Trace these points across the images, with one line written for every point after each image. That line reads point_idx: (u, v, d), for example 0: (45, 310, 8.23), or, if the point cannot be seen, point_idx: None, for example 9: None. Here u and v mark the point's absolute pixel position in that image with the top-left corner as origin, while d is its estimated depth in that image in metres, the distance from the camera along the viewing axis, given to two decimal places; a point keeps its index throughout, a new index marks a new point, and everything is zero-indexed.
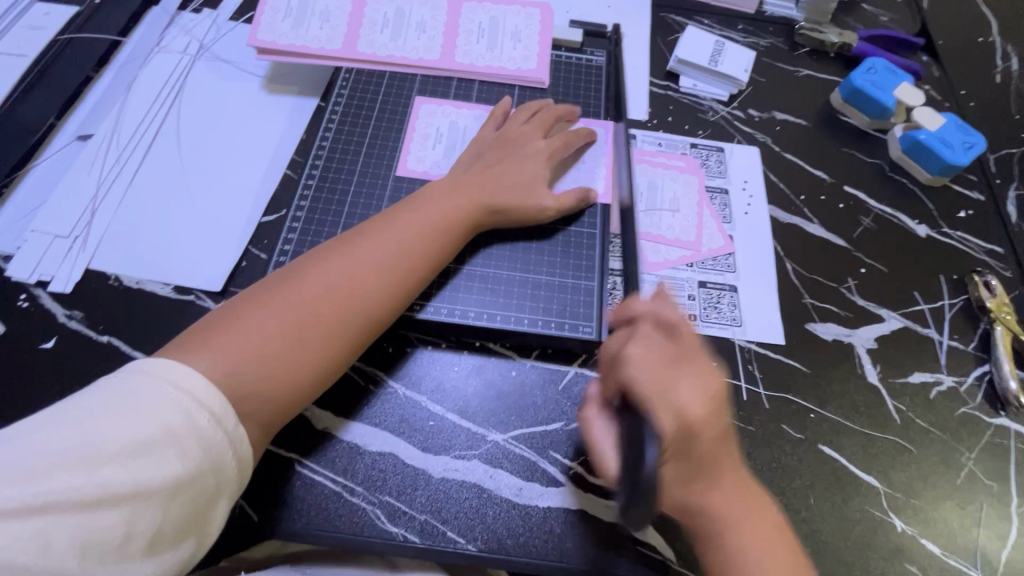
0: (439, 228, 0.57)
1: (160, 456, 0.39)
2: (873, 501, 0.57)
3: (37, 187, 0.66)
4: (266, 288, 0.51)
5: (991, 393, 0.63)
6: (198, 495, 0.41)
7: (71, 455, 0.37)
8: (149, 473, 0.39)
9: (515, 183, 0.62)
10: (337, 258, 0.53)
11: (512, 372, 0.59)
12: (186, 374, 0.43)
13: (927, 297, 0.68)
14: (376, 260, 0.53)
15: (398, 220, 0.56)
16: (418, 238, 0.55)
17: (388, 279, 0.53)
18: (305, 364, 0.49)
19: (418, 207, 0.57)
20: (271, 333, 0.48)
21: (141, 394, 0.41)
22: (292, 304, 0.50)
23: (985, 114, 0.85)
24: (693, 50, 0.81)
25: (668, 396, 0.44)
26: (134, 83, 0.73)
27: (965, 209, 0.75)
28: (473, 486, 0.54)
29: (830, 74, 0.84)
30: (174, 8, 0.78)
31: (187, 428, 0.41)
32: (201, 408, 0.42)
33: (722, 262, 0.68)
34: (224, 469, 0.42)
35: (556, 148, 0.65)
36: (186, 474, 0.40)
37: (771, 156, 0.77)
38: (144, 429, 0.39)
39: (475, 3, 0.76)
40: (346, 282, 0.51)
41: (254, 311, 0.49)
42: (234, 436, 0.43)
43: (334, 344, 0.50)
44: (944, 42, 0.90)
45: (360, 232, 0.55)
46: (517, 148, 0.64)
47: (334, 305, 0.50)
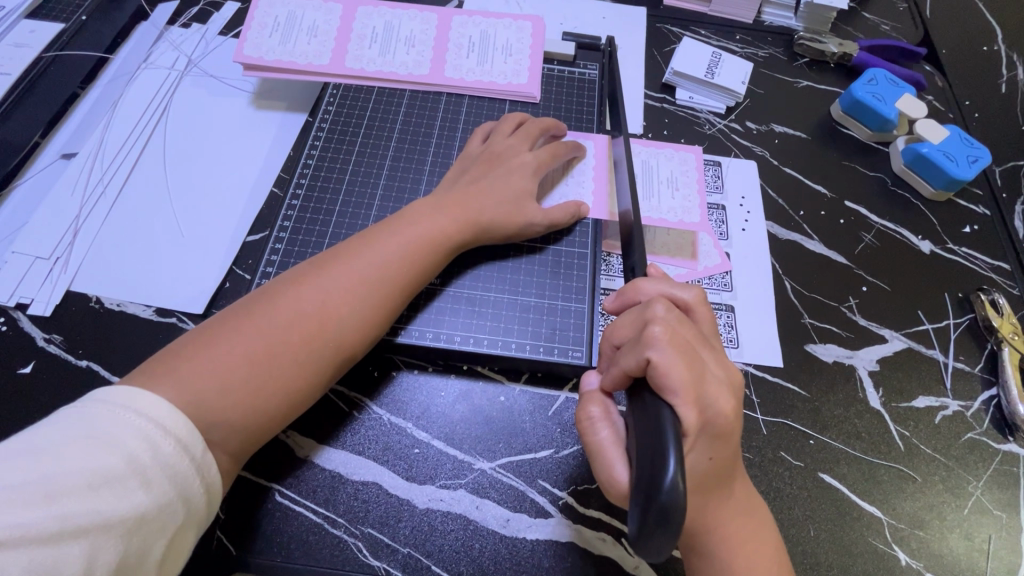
0: (416, 248, 0.55)
1: (126, 485, 0.37)
2: (875, 532, 0.54)
3: (20, 206, 0.65)
4: (239, 312, 0.49)
5: (999, 417, 0.61)
6: (162, 526, 0.39)
7: (26, 488, 0.35)
8: (111, 503, 0.37)
9: (502, 196, 0.60)
10: (313, 280, 0.51)
11: (500, 397, 0.58)
12: (152, 401, 0.41)
13: (932, 316, 0.66)
14: (354, 285, 0.52)
15: (380, 241, 0.54)
16: (400, 261, 0.54)
17: (367, 305, 0.52)
18: (275, 393, 0.47)
19: (402, 226, 0.56)
20: (239, 361, 0.46)
21: (105, 424, 0.39)
22: (261, 332, 0.48)
23: (990, 125, 0.83)
24: (689, 62, 0.79)
25: (696, 391, 0.40)
26: (121, 100, 0.72)
27: (971, 224, 0.73)
28: (458, 517, 0.52)
29: (830, 85, 0.83)
30: (163, 23, 0.78)
31: (154, 456, 0.39)
32: (168, 434, 0.41)
33: (719, 280, 0.66)
34: (191, 499, 0.41)
35: (543, 160, 0.63)
36: (152, 505, 0.38)
37: (769, 170, 0.75)
38: (109, 458, 0.37)
39: (465, 17, 0.75)
40: (321, 309, 0.50)
41: (224, 337, 0.47)
42: (201, 466, 0.42)
43: (310, 369, 0.49)
44: (947, 52, 0.88)
45: (338, 253, 0.54)
46: (502, 163, 0.62)
47: (308, 331, 0.49)
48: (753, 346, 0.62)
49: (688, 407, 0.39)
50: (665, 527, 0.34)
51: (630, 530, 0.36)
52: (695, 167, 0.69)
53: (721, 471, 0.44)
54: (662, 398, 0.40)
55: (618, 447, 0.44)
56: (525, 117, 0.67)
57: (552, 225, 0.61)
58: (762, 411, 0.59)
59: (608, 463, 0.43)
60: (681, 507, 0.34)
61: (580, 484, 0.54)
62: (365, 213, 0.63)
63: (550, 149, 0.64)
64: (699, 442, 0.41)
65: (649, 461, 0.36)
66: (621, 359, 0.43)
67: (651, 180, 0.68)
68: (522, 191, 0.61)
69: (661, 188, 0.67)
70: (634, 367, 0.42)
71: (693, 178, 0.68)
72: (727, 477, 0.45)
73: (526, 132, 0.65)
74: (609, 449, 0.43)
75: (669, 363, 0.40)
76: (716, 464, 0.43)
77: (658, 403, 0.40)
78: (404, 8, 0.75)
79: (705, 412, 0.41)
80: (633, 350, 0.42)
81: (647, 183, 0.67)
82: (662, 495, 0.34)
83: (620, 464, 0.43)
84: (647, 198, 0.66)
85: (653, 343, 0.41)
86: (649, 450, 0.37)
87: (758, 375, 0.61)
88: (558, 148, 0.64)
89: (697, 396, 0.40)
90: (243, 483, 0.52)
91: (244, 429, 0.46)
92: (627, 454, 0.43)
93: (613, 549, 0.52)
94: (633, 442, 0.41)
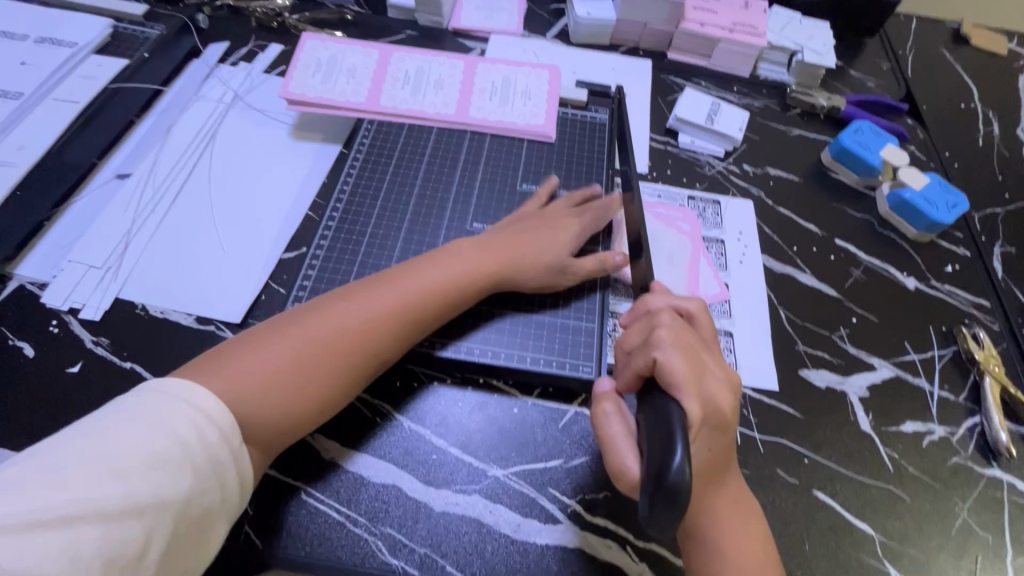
0: (449, 284, 0.59)
1: (179, 468, 0.42)
2: (868, 549, 0.57)
3: (77, 218, 0.70)
4: (285, 323, 0.54)
5: (982, 444, 0.64)
6: (206, 506, 0.43)
7: (94, 466, 0.39)
8: (164, 485, 0.41)
9: (540, 251, 0.64)
10: (352, 300, 0.56)
11: (514, 409, 0.62)
12: (199, 393, 0.46)
13: (917, 347, 0.71)
14: (391, 308, 0.56)
15: (415, 275, 0.59)
16: (436, 290, 0.59)
17: (405, 329, 0.57)
18: (311, 400, 0.51)
19: (445, 261, 0.61)
20: (280, 369, 0.50)
21: (157, 412, 0.43)
22: (305, 342, 0.52)
23: (969, 174, 0.89)
24: (692, 110, 0.86)
25: (701, 388, 0.45)
26: (173, 128, 0.79)
27: (952, 264, 0.78)
28: (472, 521, 0.55)
29: (820, 134, 0.90)
30: (214, 61, 0.86)
31: (199, 443, 0.43)
32: (208, 424, 0.45)
33: (718, 308, 0.71)
34: (227, 487, 0.45)
35: (585, 219, 0.69)
36: (196, 491, 0.42)
37: (765, 209, 0.81)
38: (163, 443, 0.42)
39: (489, 64, 0.83)
40: (360, 330, 0.54)
41: (270, 344, 0.52)
42: (237, 455, 0.46)
43: (343, 382, 0.53)
44: (928, 107, 0.97)
45: (380, 279, 0.59)
46: (549, 221, 0.68)
47: (345, 348, 0.53)
48: (751, 370, 0.66)
49: (693, 401, 0.44)
50: (673, 508, 0.38)
51: (641, 512, 0.39)
52: (689, 238, 0.75)
53: (717, 463, 0.47)
54: (670, 394, 0.44)
55: (628, 440, 0.47)
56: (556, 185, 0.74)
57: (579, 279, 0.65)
58: (759, 429, 0.62)
59: (620, 455, 0.46)
60: (686, 489, 0.37)
61: (587, 493, 0.57)
62: (394, 236, 0.69)
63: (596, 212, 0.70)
64: (702, 433, 0.45)
65: (658, 451, 0.40)
66: (632, 363, 0.48)
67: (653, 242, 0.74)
68: (563, 245, 0.66)
69: (657, 252, 0.73)
70: (643, 367, 0.47)
71: (677, 238, 0.75)
72: (723, 469, 0.48)
73: (569, 201, 0.71)
74: (621, 443, 0.47)
75: (675, 362, 0.45)
76: (715, 457, 0.46)
77: (665, 398, 0.44)
78: (435, 55, 0.83)
79: (706, 406, 0.45)
80: (641, 353, 0.47)
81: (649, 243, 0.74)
82: (669, 480, 0.37)
83: (631, 456, 0.46)
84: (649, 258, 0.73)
85: (659, 344, 0.46)
86: (659, 437, 0.41)
87: (755, 397, 0.65)
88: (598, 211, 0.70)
89: (700, 391, 0.45)
90: (271, 481, 0.55)
91: (279, 431, 0.50)
92: (638, 447, 0.46)
93: (618, 555, 0.54)
94: (643, 436, 0.45)
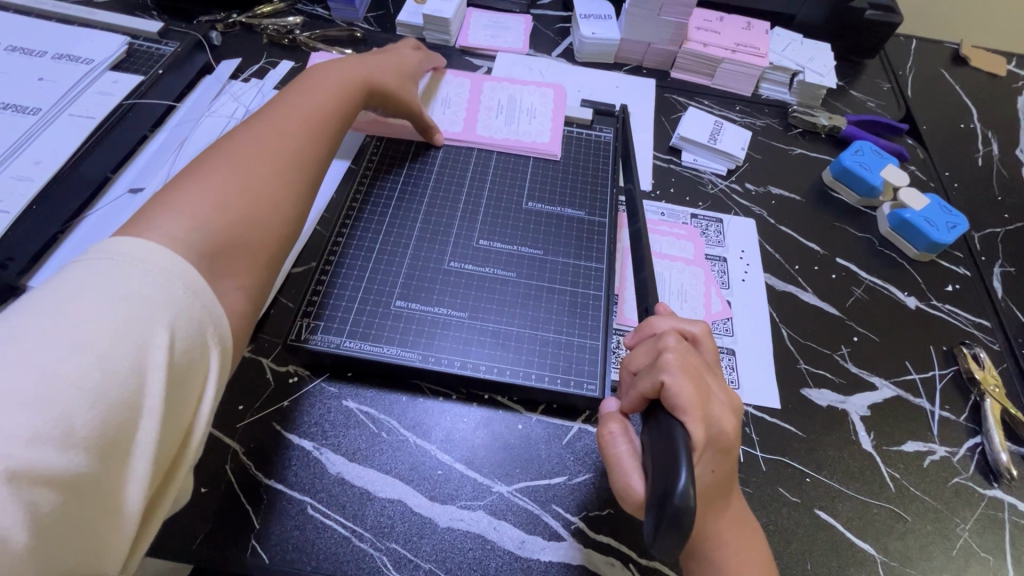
0: (347, 81, 0.66)
1: (152, 331, 0.36)
2: (869, 569, 0.58)
3: (89, 232, 0.71)
4: (184, 175, 0.50)
5: (983, 464, 0.65)
6: (190, 371, 0.39)
7: (52, 338, 0.34)
8: (141, 347, 0.36)
9: (397, 69, 0.75)
10: (240, 143, 0.54)
11: (519, 425, 0.62)
12: (142, 248, 0.40)
13: (918, 367, 0.71)
14: (290, 129, 0.58)
15: (305, 91, 0.63)
16: (332, 98, 0.64)
17: (315, 109, 0.61)
18: (263, 225, 0.51)
19: (310, 87, 0.64)
20: (212, 204, 0.47)
21: (118, 278, 0.38)
22: (237, 168, 0.51)
23: (969, 194, 0.91)
24: (694, 129, 0.88)
25: (706, 411, 0.46)
26: (185, 143, 0.80)
27: (952, 283, 0.79)
28: (477, 537, 0.55)
29: (821, 153, 0.91)
30: (226, 78, 0.88)
31: (170, 302, 0.38)
32: (177, 280, 0.40)
33: (721, 325, 0.72)
34: (209, 340, 0.40)
35: (416, 57, 0.80)
36: (177, 343, 0.38)
37: (766, 228, 0.82)
38: (130, 307, 0.36)
39: (496, 85, 0.85)
40: (276, 134, 0.56)
41: (183, 191, 0.48)
42: (210, 309, 0.41)
43: (291, 171, 0.55)
44: (928, 128, 0.98)
45: (254, 123, 0.58)
46: (383, 53, 0.76)
47: (272, 159, 0.54)
48: (753, 388, 0.67)
49: (698, 424, 0.45)
50: (677, 530, 0.38)
51: (645, 534, 0.40)
52: (693, 255, 0.77)
53: (721, 486, 0.48)
54: (675, 416, 0.45)
55: (634, 461, 0.48)
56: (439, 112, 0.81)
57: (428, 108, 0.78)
58: (761, 447, 0.63)
59: (625, 476, 0.47)
60: (690, 513, 0.38)
61: (591, 511, 0.58)
62: (402, 251, 0.70)
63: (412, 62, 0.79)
64: (706, 455, 0.46)
65: (663, 473, 0.41)
66: (638, 384, 0.48)
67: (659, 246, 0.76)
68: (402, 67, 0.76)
69: (663, 264, 0.75)
70: (649, 389, 0.47)
71: (680, 254, 0.76)
72: (725, 492, 0.49)
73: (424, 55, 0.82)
74: (627, 463, 0.48)
75: (682, 385, 0.46)
76: (718, 479, 0.47)
77: (670, 420, 0.45)
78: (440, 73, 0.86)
79: (710, 429, 0.46)
80: (648, 375, 0.48)
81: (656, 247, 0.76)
82: (674, 504, 0.38)
83: (636, 476, 0.47)
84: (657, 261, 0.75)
85: (666, 367, 0.47)
86: (664, 459, 0.42)
87: (757, 415, 0.65)
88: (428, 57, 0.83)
89: (705, 414, 0.46)
90: (277, 495, 0.56)
91: (250, 250, 0.49)
92: (643, 468, 0.47)
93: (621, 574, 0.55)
94: (648, 456, 0.45)
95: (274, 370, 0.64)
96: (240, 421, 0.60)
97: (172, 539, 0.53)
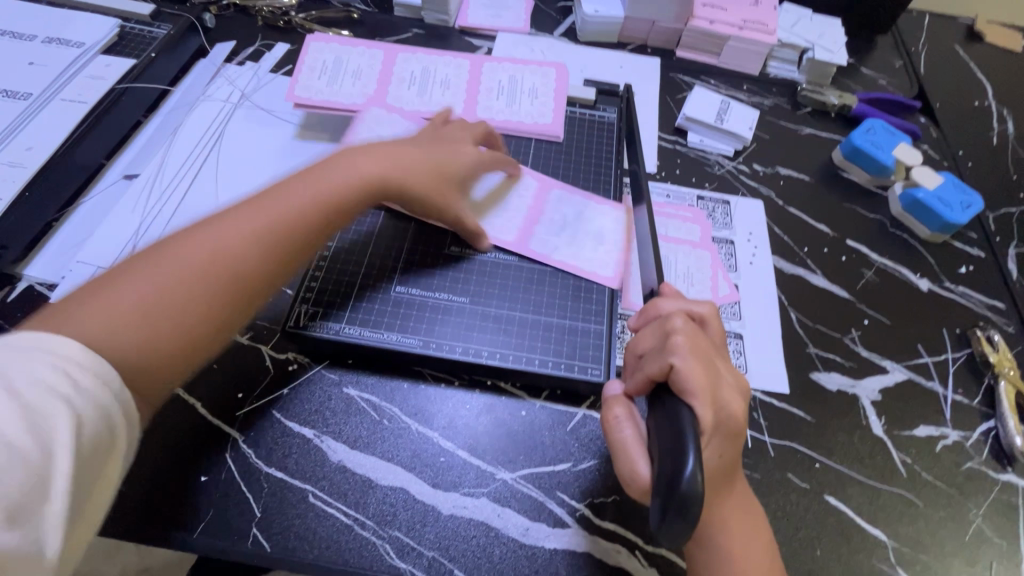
0: (319, 212, 0.55)
1: (54, 409, 0.36)
2: (880, 555, 0.57)
3: (84, 219, 0.70)
4: (139, 258, 0.49)
5: (997, 448, 0.63)
6: (98, 449, 0.38)
7: None
8: (41, 426, 0.36)
9: (423, 167, 0.62)
10: (215, 225, 0.51)
11: (522, 412, 0.61)
12: (47, 338, 0.39)
13: (930, 350, 0.70)
14: (267, 216, 0.52)
15: (286, 198, 0.54)
16: (306, 206, 0.54)
17: (268, 259, 0.51)
18: (177, 325, 0.46)
19: (291, 191, 0.54)
20: (133, 302, 0.45)
21: (10, 361, 0.37)
22: (170, 264, 0.47)
23: (984, 174, 0.88)
24: (700, 109, 0.85)
25: (714, 394, 0.45)
26: (180, 128, 0.79)
27: (966, 265, 0.77)
28: (481, 524, 0.55)
29: (831, 133, 0.89)
30: (220, 61, 0.86)
31: (69, 378, 0.38)
32: (74, 360, 0.39)
33: (728, 310, 0.70)
34: (121, 421, 0.40)
35: (484, 157, 0.68)
36: (86, 429, 0.37)
37: (775, 209, 0.80)
38: (28, 387, 0.36)
39: (495, 64, 0.83)
40: (235, 233, 0.50)
41: (111, 287, 0.46)
42: (121, 392, 0.40)
43: (217, 287, 0.48)
44: (941, 106, 0.95)
45: (249, 202, 0.53)
46: (446, 141, 0.66)
47: (215, 260, 0.49)
48: (761, 372, 0.66)
49: (705, 408, 0.43)
50: (685, 517, 0.37)
51: (652, 520, 0.39)
52: (702, 236, 0.75)
53: (728, 471, 0.47)
54: (683, 399, 0.44)
55: (639, 446, 0.47)
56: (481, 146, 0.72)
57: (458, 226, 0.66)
58: (769, 433, 0.62)
59: (630, 461, 0.46)
60: (698, 496, 0.37)
61: (596, 498, 0.57)
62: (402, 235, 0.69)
63: (490, 155, 0.69)
64: (714, 440, 0.45)
65: (670, 456, 0.40)
66: (644, 367, 0.47)
67: (667, 225, 0.75)
68: (440, 173, 0.63)
69: (670, 241, 0.73)
70: (656, 371, 0.46)
71: (686, 237, 0.74)
72: (731, 478, 0.48)
73: (463, 129, 0.69)
74: (632, 448, 0.47)
75: (691, 368, 0.44)
76: (726, 463, 0.46)
77: (677, 403, 0.44)
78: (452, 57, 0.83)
79: (719, 413, 0.45)
80: (656, 357, 0.46)
81: (664, 226, 0.75)
82: (682, 489, 0.37)
83: (641, 461, 0.46)
84: (665, 240, 0.73)
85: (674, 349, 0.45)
86: (670, 443, 0.41)
87: (765, 400, 0.64)
88: (498, 158, 0.70)
89: (712, 398, 0.44)
90: (277, 482, 0.55)
91: (154, 365, 0.45)
92: (648, 452, 0.46)
93: (627, 561, 0.54)
94: (654, 440, 0.44)
95: (274, 357, 0.63)
96: (240, 409, 0.59)
97: (173, 528, 0.53)
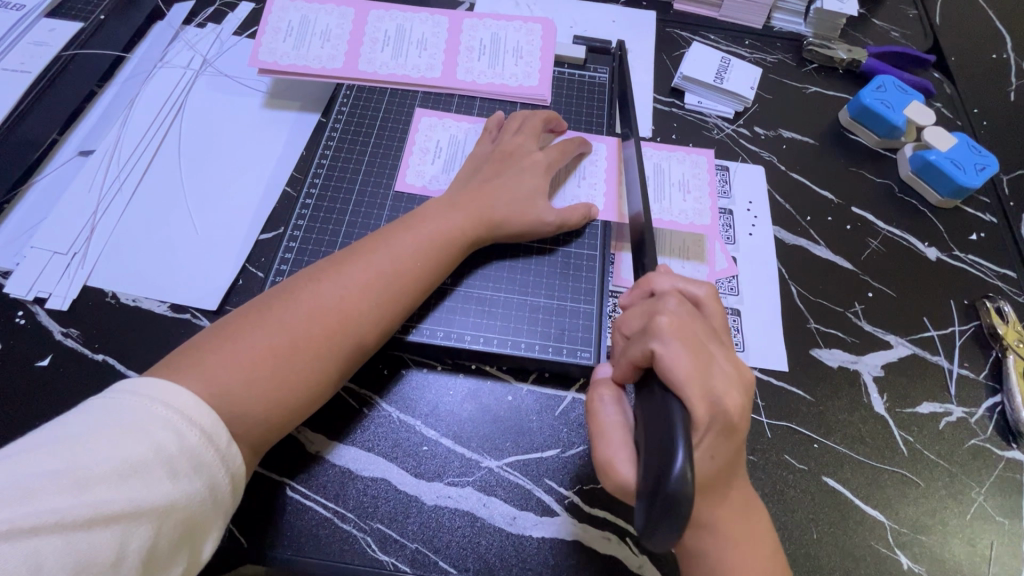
0: (427, 265, 0.55)
1: (154, 473, 0.37)
2: (878, 536, 0.55)
3: (39, 201, 0.66)
4: (250, 311, 0.49)
5: (1003, 424, 0.61)
6: (189, 515, 0.39)
7: (56, 474, 0.35)
8: (138, 489, 0.37)
9: (518, 195, 0.60)
10: (331, 277, 0.51)
11: (508, 397, 0.59)
12: (175, 391, 0.41)
13: (936, 323, 0.67)
14: (385, 270, 0.53)
15: (393, 251, 0.54)
16: (411, 262, 0.54)
17: (379, 317, 0.52)
18: (300, 380, 0.47)
19: (398, 244, 0.54)
20: (263, 352, 0.46)
21: (131, 415, 0.39)
22: (288, 323, 0.48)
23: (999, 133, 0.83)
24: (699, 67, 0.79)
25: (708, 383, 0.41)
26: (136, 100, 0.73)
27: (977, 232, 0.73)
28: (466, 514, 0.53)
29: (838, 91, 0.83)
30: (179, 23, 0.79)
31: (178, 443, 0.39)
32: (192, 423, 0.40)
33: (725, 285, 0.66)
34: (218, 489, 0.41)
35: (554, 159, 0.64)
36: (180, 494, 0.38)
37: (777, 175, 0.75)
38: (137, 448, 0.37)
39: (475, 19, 0.76)
40: (350, 293, 0.51)
41: (229, 343, 0.46)
42: (225, 454, 0.41)
43: (335, 350, 0.49)
44: (956, 60, 0.89)
45: (359, 251, 0.54)
46: (516, 160, 0.63)
47: (328, 320, 0.49)
48: (759, 350, 0.63)
49: (697, 400, 0.40)
50: (672, 517, 0.35)
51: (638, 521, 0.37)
52: (708, 193, 0.68)
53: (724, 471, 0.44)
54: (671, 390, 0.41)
55: (623, 435, 0.45)
56: (503, 116, 0.69)
57: (562, 225, 0.61)
58: (766, 414, 0.59)
59: (611, 450, 0.44)
60: (687, 499, 0.35)
61: (585, 484, 0.55)
62: (377, 213, 0.64)
63: (559, 147, 0.65)
64: (707, 438, 0.41)
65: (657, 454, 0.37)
66: (630, 351, 0.44)
67: (663, 185, 0.68)
68: (535, 189, 0.61)
69: (672, 191, 0.68)
70: (641, 357, 0.43)
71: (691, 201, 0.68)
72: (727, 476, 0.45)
73: (532, 128, 0.66)
74: (614, 438, 0.44)
75: (677, 354, 0.41)
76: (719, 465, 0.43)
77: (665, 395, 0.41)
78: (440, 17, 0.76)
79: (713, 408, 0.41)
80: (640, 341, 0.44)
81: (658, 188, 0.68)
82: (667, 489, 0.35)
83: (621, 451, 0.44)
84: (658, 201, 0.67)
85: (659, 334, 0.42)
86: (659, 439, 0.38)
87: (763, 379, 0.61)
88: (567, 145, 0.65)
89: (705, 388, 0.41)
90: (254, 477, 0.53)
91: (271, 423, 0.46)
92: (632, 445, 0.44)
93: (617, 548, 0.52)
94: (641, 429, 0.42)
95: None
96: None
97: None
